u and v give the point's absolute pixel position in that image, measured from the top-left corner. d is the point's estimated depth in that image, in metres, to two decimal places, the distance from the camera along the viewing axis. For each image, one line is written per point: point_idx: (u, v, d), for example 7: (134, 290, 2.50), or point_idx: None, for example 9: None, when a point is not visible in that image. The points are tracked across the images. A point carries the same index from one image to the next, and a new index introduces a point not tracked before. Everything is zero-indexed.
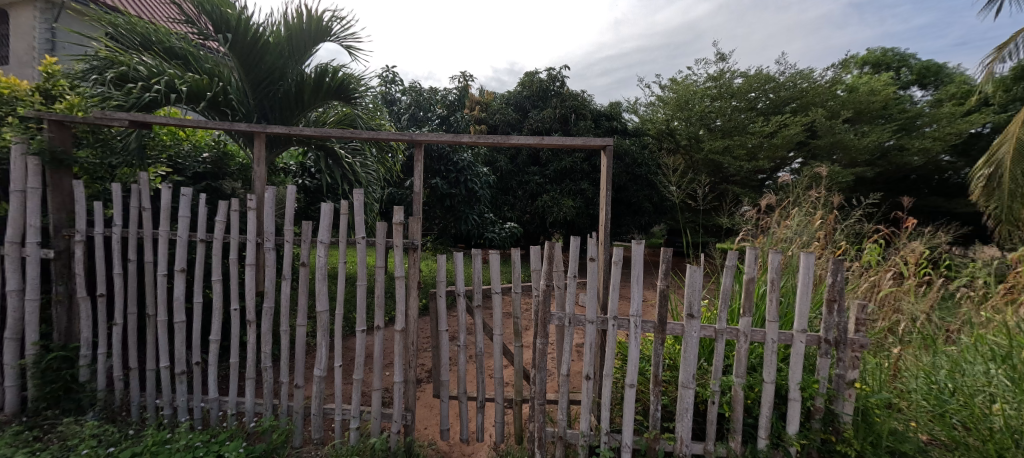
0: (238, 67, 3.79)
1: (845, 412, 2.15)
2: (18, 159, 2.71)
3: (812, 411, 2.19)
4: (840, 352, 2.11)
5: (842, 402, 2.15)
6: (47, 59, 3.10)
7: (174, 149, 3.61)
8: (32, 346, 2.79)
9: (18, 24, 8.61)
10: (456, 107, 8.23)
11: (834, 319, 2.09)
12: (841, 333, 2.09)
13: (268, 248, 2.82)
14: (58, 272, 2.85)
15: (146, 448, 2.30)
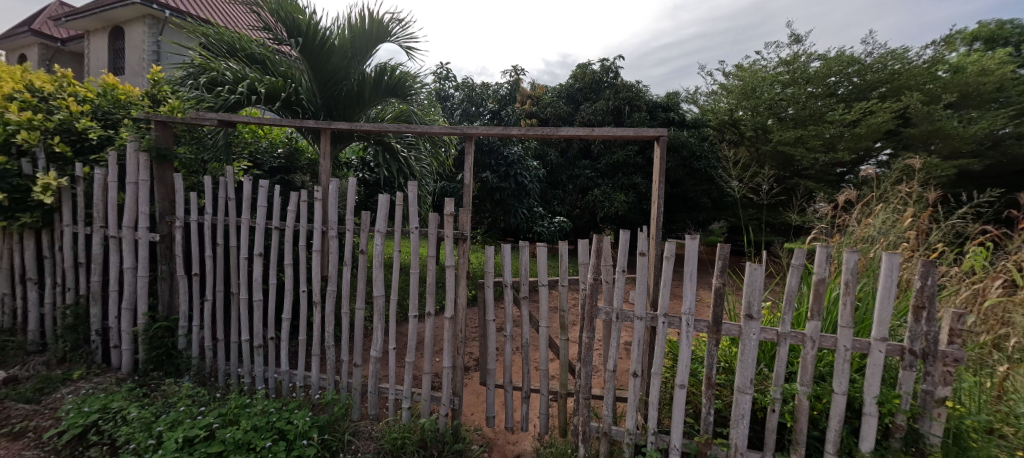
0: (308, 68, 4.09)
1: (932, 433, 1.98)
2: (132, 156, 3.15)
3: (892, 429, 2.04)
4: (929, 366, 1.95)
5: (929, 422, 1.99)
6: (154, 68, 3.71)
7: (253, 146, 4.01)
8: (143, 316, 3.25)
9: (131, 39, 9.84)
10: (508, 101, 8.32)
11: (922, 328, 1.93)
12: (930, 344, 1.93)
13: (332, 236, 3.06)
14: (162, 253, 3.28)
15: (230, 410, 2.61)
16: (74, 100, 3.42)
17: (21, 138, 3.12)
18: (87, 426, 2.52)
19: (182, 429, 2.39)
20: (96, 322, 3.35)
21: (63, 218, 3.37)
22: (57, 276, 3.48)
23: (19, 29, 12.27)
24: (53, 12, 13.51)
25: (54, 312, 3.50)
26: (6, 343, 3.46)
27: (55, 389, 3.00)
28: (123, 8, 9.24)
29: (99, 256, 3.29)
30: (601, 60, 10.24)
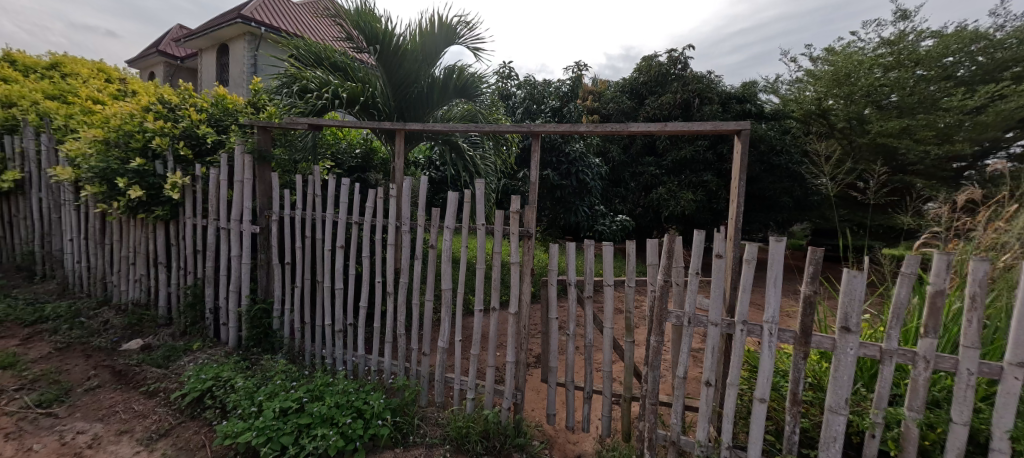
0: (383, 73, 4.33)
1: None
2: (239, 157, 3.56)
3: None
4: None
5: None
6: (255, 80, 4.22)
7: (335, 147, 4.34)
8: (245, 298, 3.68)
9: (233, 54, 11.13)
10: (570, 97, 8.26)
11: None
12: None
13: (405, 230, 3.24)
14: (261, 243, 3.69)
15: (317, 387, 2.88)
16: (194, 110, 3.97)
17: (156, 143, 3.74)
18: (204, 391, 2.92)
19: (278, 401, 2.68)
20: (209, 302, 3.84)
21: (184, 211, 3.91)
22: (179, 260, 4.04)
23: (149, 50, 14.35)
24: (174, 35, 15.64)
25: (177, 292, 4.08)
26: (143, 316, 4.10)
27: (178, 358, 3.50)
28: (227, 27, 10.45)
29: (212, 245, 3.77)
30: (669, 51, 9.82)
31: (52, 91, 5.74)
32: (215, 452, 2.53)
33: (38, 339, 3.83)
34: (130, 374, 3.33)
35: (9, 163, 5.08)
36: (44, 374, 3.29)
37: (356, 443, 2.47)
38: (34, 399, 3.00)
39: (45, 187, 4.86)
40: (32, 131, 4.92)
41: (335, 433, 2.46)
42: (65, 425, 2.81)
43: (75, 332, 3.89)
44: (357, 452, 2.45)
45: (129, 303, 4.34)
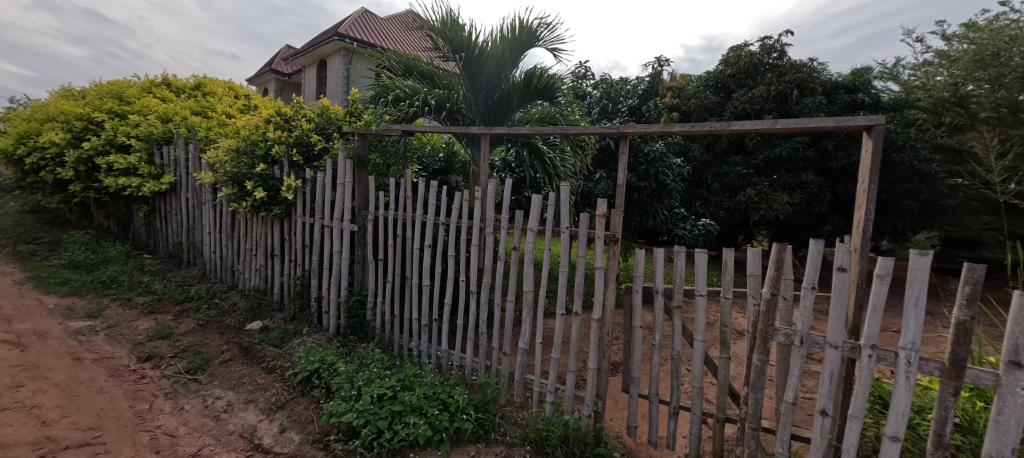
0: (466, 79, 4.47)
1: None
2: (342, 163, 3.94)
3: None
4: None
5: None
6: (353, 91, 4.63)
7: (421, 151, 4.60)
8: (344, 289, 4.05)
9: (330, 68, 12.31)
10: (650, 95, 7.85)
11: None
12: None
13: (489, 232, 3.34)
14: (359, 240, 4.02)
15: (407, 377, 3.07)
16: (304, 120, 4.46)
17: (276, 151, 4.28)
18: (312, 372, 3.26)
19: (374, 387, 2.91)
20: (314, 291, 4.28)
21: (296, 210, 4.41)
22: (290, 253, 4.56)
23: (264, 68, 16.39)
24: (284, 54, 17.69)
25: (288, 281, 4.61)
26: (261, 301, 4.70)
27: (290, 340, 3.96)
28: (326, 44, 11.58)
29: (318, 240, 4.20)
30: (762, 40, 8.98)
31: (197, 107, 6.82)
32: (321, 427, 2.82)
33: (186, 316, 4.58)
34: (253, 350, 3.81)
35: (166, 168, 6.12)
36: (191, 346, 3.91)
37: (442, 434, 2.61)
38: (184, 366, 3.58)
39: (191, 188, 5.77)
40: (183, 142, 5.88)
41: (424, 423, 2.63)
42: (205, 390, 3.33)
43: (211, 311, 4.58)
44: (443, 443, 2.59)
45: (250, 289, 5.00)
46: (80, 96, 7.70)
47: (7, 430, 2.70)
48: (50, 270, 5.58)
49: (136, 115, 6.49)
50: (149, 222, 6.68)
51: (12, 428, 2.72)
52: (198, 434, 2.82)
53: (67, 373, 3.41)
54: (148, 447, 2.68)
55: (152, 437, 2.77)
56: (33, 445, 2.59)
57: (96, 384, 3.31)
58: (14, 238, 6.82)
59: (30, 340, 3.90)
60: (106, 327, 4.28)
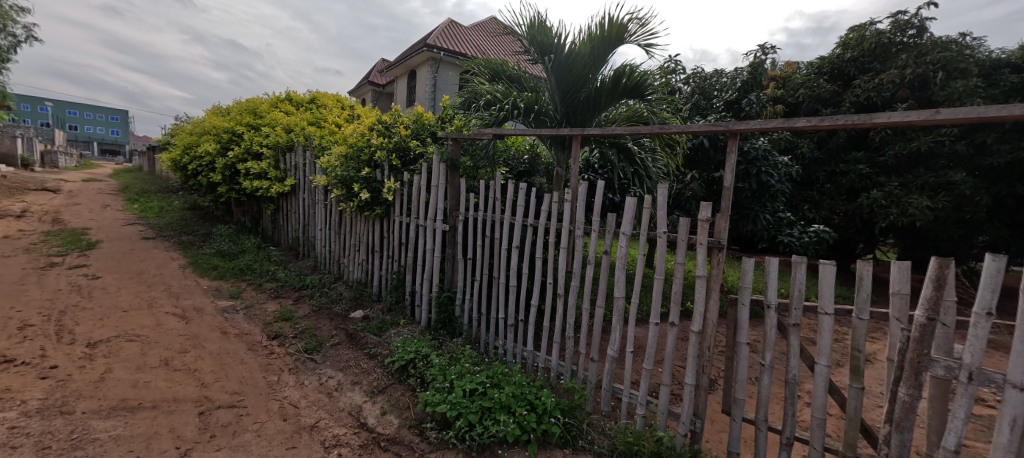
0: (552, 81, 4.38)
1: None
2: (436, 166, 4.16)
3: None
4: None
5: None
6: (444, 98, 4.80)
7: (506, 154, 4.68)
8: (436, 286, 4.26)
9: (420, 77, 13.09)
10: (749, 89, 6.71)
11: None
12: None
13: (578, 235, 3.28)
14: (450, 240, 4.20)
15: (496, 375, 3.14)
16: (402, 127, 4.78)
17: (378, 156, 4.67)
18: (408, 361, 3.48)
19: (465, 382, 3.02)
20: (408, 286, 4.58)
21: (394, 210, 4.75)
22: (388, 250, 4.91)
23: (363, 81, 17.93)
24: (380, 66, 19.18)
25: (385, 275, 4.98)
26: (363, 292, 5.13)
27: (387, 329, 4.28)
28: (416, 55, 12.35)
29: (412, 238, 4.48)
30: (893, 16, 7.69)
31: (313, 118, 7.68)
32: (417, 414, 3.01)
33: (303, 301, 5.19)
34: (357, 337, 4.19)
35: (288, 172, 6.98)
36: (307, 329, 4.42)
37: (530, 435, 2.63)
38: (303, 346, 4.06)
39: (307, 190, 6.52)
40: (302, 149, 6.66)
41: (513, 421, 2.68)
42: (318, 369, 3.72)
43: (321, 299, 5.12)
44: (530, 444, 2.61)
45: (354, 281, 5.50)
46: (226, 112, 9.13)
47: (177, 388, 3.28)
48: (203, 257, 6.68)
49: (267, 127, 7.51)
50: (274, 219, 7.68)
51: (179, 386, 3.30)
52: (316, 408, 3.17)
53: (217, 344, 4.05)
54: (277, 414, 3.07)
55: (281, 405, 3.18)
56: (195, 402, 3.13)
57: (238, 355, 3.88)
58: (179, 231, 8.28)
59: (191, 315, 4.70)
60: (243, 307, 5.00)
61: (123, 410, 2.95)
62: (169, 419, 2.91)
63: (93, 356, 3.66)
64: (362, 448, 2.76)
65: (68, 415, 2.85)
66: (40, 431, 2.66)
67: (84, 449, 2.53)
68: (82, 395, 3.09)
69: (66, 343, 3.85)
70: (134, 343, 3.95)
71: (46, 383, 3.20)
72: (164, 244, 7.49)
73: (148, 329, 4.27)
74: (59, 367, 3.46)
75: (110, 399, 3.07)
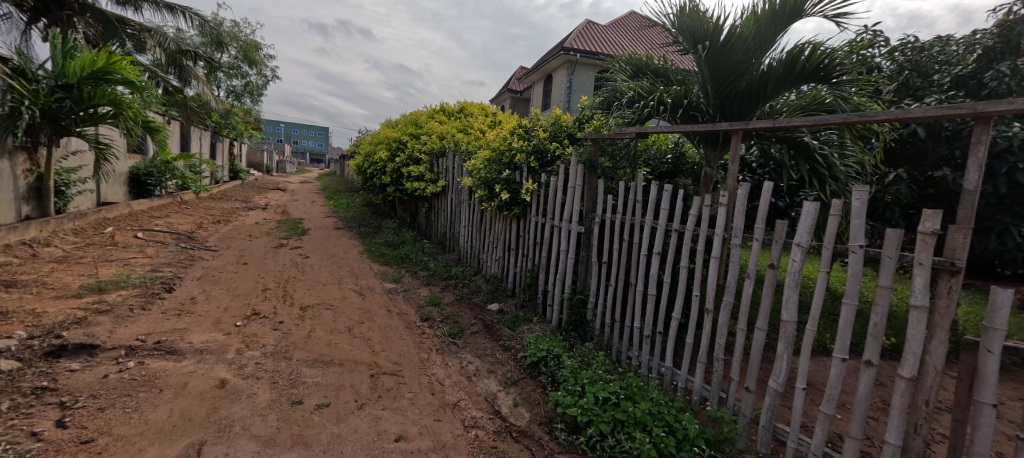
0: (704, 71, 3.64)
1: None
2: (574, 167, 4.09)
3: None
4: None
5: None
6: (580, 100, 4.64)
7: (647, 153, 4.31)
8: (568, 287, 4.17)
9: (556, 80, 13.21)
10: (1000, 57, 4.71)
11: None
12: None
13: (735, 244, 2.84)
14: (584, 242, 4.09)
15: (630, 388, 2.92)
16: (541, 130, 4.83)
17: (518, 158, 4.83)
18: (540, 359, 3.49)
19: (596, 388, 2.89)
20: (541, 285, 4.61)
21: (530, 211, 4.85)
22: (523, 248, 5.02)
23: (503, 89, 18.94)
24: (519, 73, 20.02)
25: (520, 272, 5.10)
26: (499, 287, 5.37)
27: (521, 324, 4.36)
28: (554, 59, 12.49)
29: (547, 238, 4.50)
30: None
31: (461, 126, 8.33)
32: (547, 412, 3.01)
33: (448, 289, 5.66)
34: (493, 329, 4.37)
35: (440, 175, 7.73)
36: (452, 315, 4.79)
37: None
38: (449, 330, 4.40)
39: (454, 190, 7.11)
40: (452, 154, 7.27)
41: (648, 441, 2.44)
42: (460, 354, 3.98)
43: (463, 290, 5.53)
44: None
45: (491, 276, 5.77)
46: (396, 124, 10.57)
47: (356, 351, 3.88)
48: (376, 246, 7.83)
49: (424, 136, 8.42)
50: (428, 216, 8.58)
51: (358, 351, 3.89)
52: (458, 388, 3.40)
53: (384, 319, 4.67)
54: (426, 387, 3.38)
55: (430, 380, 3.49)
56: (368, 365, 3.65)
57: (399, 331, 4.41)
58: (360, 223, 9.89)
59: (366, 292, 5.53)
60: (403, 290, 5.68)
61: (322, 363, 3.62)
62: (351, 376, 3.45)
63: (304, 317, 4.57)
64: (496, 434, 2.85)
65: (289, 360, 3.62)
66: (272, 369, 3.43)
67: (297, 389, 3.19)
68: (297, 346, 3.88)
69: (288, 305, 4.89)
70: (329, 310, 4.81)
71: (276, 333, 4.11)
72: (348, 234, 9.02)
73: (338, 300, 5.16)
74: (284, 322, 4.41)
75: (314, 352, 3.79)
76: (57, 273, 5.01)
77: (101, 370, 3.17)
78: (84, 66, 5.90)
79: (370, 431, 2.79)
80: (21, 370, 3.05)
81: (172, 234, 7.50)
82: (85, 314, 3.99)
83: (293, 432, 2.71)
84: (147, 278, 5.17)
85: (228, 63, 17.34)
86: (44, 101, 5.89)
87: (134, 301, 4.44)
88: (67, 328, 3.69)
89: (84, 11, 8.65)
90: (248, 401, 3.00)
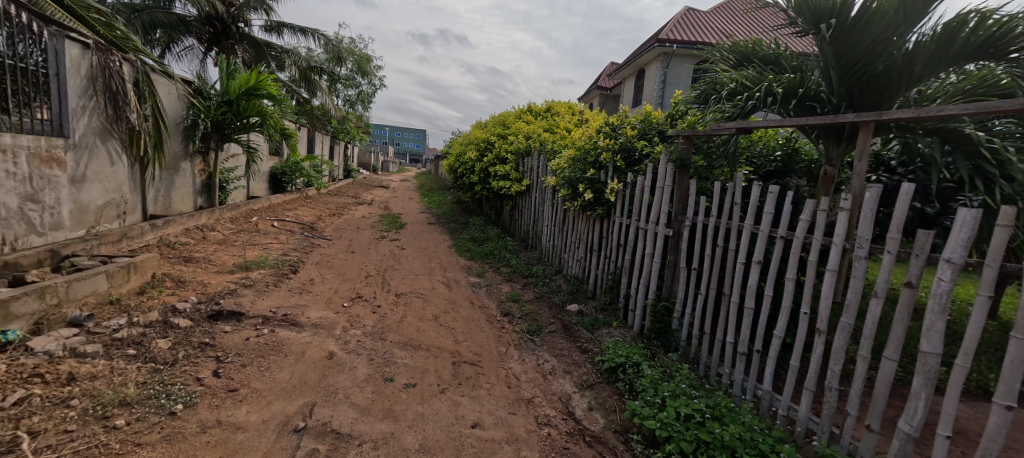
0: (828, 54, 3.10)
1: None
2: (663, 166, 3.82)
3: None
4: None
5: None
6: (675, 94, 4.29)
7: (750, 151, 3.85)
8: (652, 293, 3.90)
9: (649, 75, 12.56)
10: None
11: None
12: None
13: (859, 256, 2.40)
14: (671, 246, 3.80)
15: (717, 408, 2.65)
16: (630, 127, 4.60)
17: (603, 157, 4.65)
18: (618, 365, 3.32)
19: (679, 403, 2.65)
20: (623, 289, 4.39)
21: (615, 211, 4.63)
22: (606, 249, 4.82)
23: (592, 87, 18.55)
24: (609, 70, 19.45)
25: (601, 274, 4.91)
26: (579, 288, 5.24)
27: (599, 328, 4.21)
28: (647, 52, 11.89)
29: (631, 241, 4.27)
30: None
31: (547, 126, 8.28)
32: (624, 421, 2.85)
33: (529, 287, 5.67)
34: (571, 329, 4.28)
35: (525, 174, 7.79)
36: (531, 313, 4.78)
37: None
38: (527, 327, 4.40)
39: (538, 189, 7.10)
40: (538, 153, 7.26)
41: None
42: (537, 351, 3.95)
43: (543, 288, 5.50)
44: None
45: (572, 276, 5.66)
46: (486, 125, 10.89)
47: (441, 339, 4.05)
48: (463, 241, 8.15)
49: (511, 135, 8.54)
50: (512, 214, 8.69)
51: (442, 339, 4.06)
52: (534, 385, 3.37)
53: (468, 311, 4.82)
54: (503, 380, 3.40)
55: (508, 374, 3.51)
56: (451, 353, 3.78)
57: (481, 324, 4.51)
58: (450, 219, 10.37)
59: (452, 284, 5.77)
60: (487, 285, 5.81)
61: (412, 346, 3.84)
62: (435, 361, 3.61)
63: (398, 303, 4.90)
64: (570, 435, 2.77)
65: (384, 340, 3.89)
66: (370, 348, 3.71)
67: (390, 367, 3.41)
68: (391, 329, 4.16)
69: (385, 291, 5.28)
70: (419, 299, 5.10)
71: (375, 316, 4.46)
72: (438, 229, 9.51)
73: (428, 290, 5.46)
74: (382, 306, 4.77)
75: (405, 336, 4.03)
76: (218, 253, 5.98)
77: (244, 333, 3.71)
78: (241, 85, 6.95)
79: (450, 415, 2.87)
80: (192, 327, 3.67)
81: (298, 224, 8.56)
82: (235, 286, 4.71)
83: (385, 405, 2.90)
84: (279, 260, 5.95)
85: (346, 75, 19.39)
86: (213, 115, 7.00)
87: (268, 278, 5.14)
88: (223, 296, 4.37)
89: (242, 39, 10.14)
90: (350, 372, 3.28)
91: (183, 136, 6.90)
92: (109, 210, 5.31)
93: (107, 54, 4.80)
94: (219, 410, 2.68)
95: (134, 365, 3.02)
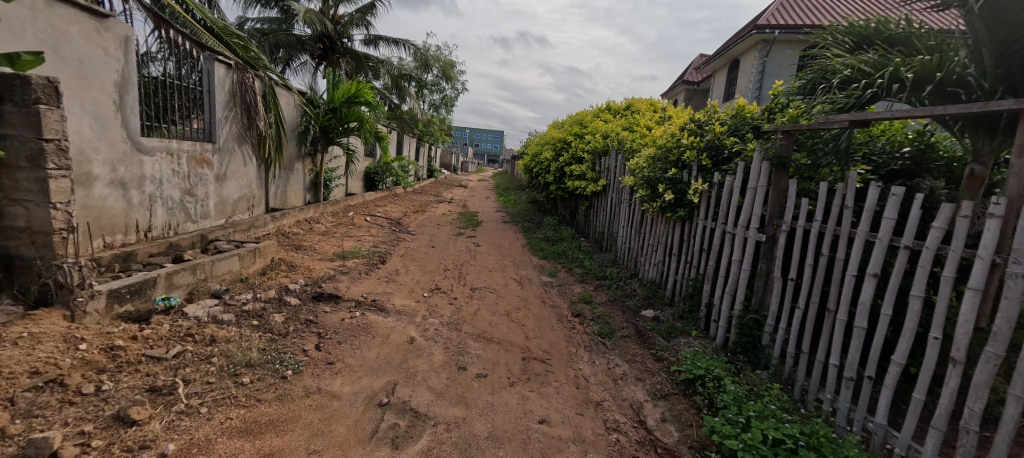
0: (978, 29, 2.52)
1: None
2: (757, 166, 3.49)
3: None
4: None
5: None
6: (775, 84, 3.86)
7: (868, 146, 3.34)
8: (739, 304, 3.58)
9: (744, 66, 11.48)
10: None
11: None
12: None
13: (1014, 273, 1.96)
14: (764, 253, 3.45)
15: (815, 437, 2.35)
16: (718, 124, 4.27)
17: (686, 156, 4.38)
18: (696, 377, 3.11)
19: (767, 426, 2.41)
20: (705, 297, 4.09)
21: (698, 213, 4.33)
22: (687, 254, 4.53)
23: (677, 81, 17.48)
24: (698, 63, 18.19)
25: (681, 280, 4.62)
26: (656, 293, 4.98)
27: (677, 336, 3.97)
28: (743, 41, 10.87)
29: (716, 245, 3.96)
30: None
31: (626, 124, 7.99)
32: (702, 437, 2.67)
33: (602, 289, 5.54)
34: (646, 336, 4.10)
35: (601, 174, 7.61)
36: (604, 315, 4.67)
37: None
38: (598, 329, 4.31)
39: (615, 189, 6.90)
40: (616, 152, 7.04)
41: None
42: (608, 354, 3.85)
43: (617, 291, 5.34)
44: None
45: (648, 280, 5.41)
46: (563, 124, 10.85)
47: (511, 334, 4.15)
48: (536, 240, 8.22)
49: (587, 134, 8.40)
50: (587, 214, 8.55)
51: (512, 334, 4.15)
52: (603, 388, 3.29)
53: (538, 309, 4.87)
54: (572, 380, 3.38)
55: (576, 374, 3.48)
56: (520, 348, 3.86)
57: (550, 322, 4.53)
58: (525, 218, 10.52)
59: (524, 282, 5.86)
60: (558, 285, 5.80)
61: (484, 338, 3.99)
62: (505, 355, 3.71)
63: (472, 297, 5.12)
64: (640, 444, 2.67)
65: (458, 331, 4.10)
66: (446, 336, 3.94)
67: (464, 356, 3.60)
68: (465, 321, 4.37)
69: (461, 285, 5.55)
70: (492, 294, 5.27)
71: (450, 307, 4.72)
72: (514, 228, 9.70)
73: (501, 286, 5.61)
74: (457, 298, 5.03)
75: (477, 328, 4.20)
76: (322, 242, 6.79)
77: (340, 314, 4.17)
78: (345, 94, 7.81)
79: (518, 408, 2.94)
80: (300, 305, 4.23)
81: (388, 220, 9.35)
82: (334, 273, 5.31)
83: (458, 391, 3.07)
84: (371, 251, 6.58)
85: (431, 81, 20.66)
86: (321, 121, 7.94)
87: (361, 267, 5.70)
88: (324, 281, 4.95)
89: (345, 53, 11.31)
90: (427, 357, 3.52)
91: (297, 140, 7.98)
92: (241, 203, 6.34)
93: (244, 72, 5.84)
94: (320, 378, 3.07)
95: (256, 334, 3.58)
